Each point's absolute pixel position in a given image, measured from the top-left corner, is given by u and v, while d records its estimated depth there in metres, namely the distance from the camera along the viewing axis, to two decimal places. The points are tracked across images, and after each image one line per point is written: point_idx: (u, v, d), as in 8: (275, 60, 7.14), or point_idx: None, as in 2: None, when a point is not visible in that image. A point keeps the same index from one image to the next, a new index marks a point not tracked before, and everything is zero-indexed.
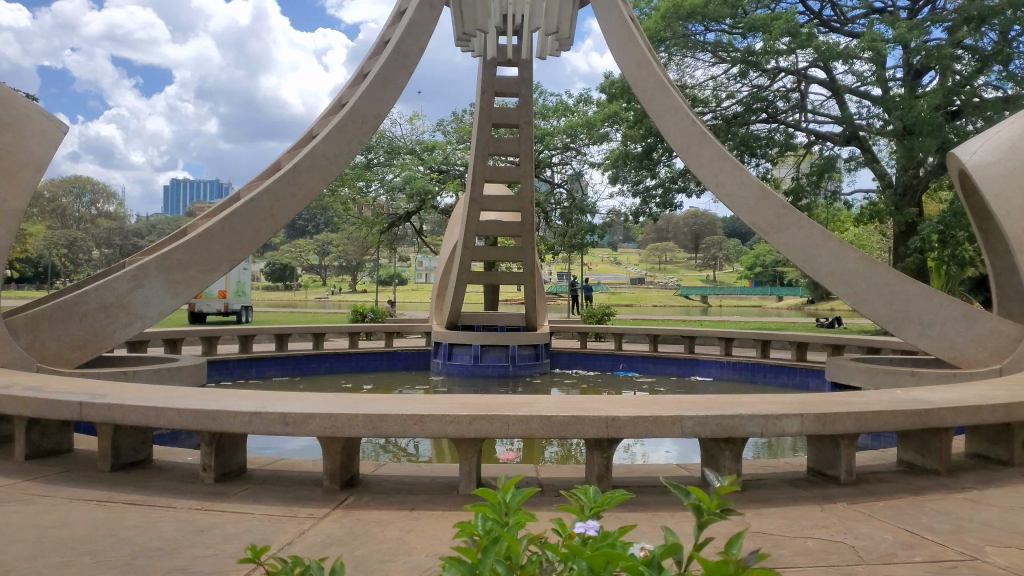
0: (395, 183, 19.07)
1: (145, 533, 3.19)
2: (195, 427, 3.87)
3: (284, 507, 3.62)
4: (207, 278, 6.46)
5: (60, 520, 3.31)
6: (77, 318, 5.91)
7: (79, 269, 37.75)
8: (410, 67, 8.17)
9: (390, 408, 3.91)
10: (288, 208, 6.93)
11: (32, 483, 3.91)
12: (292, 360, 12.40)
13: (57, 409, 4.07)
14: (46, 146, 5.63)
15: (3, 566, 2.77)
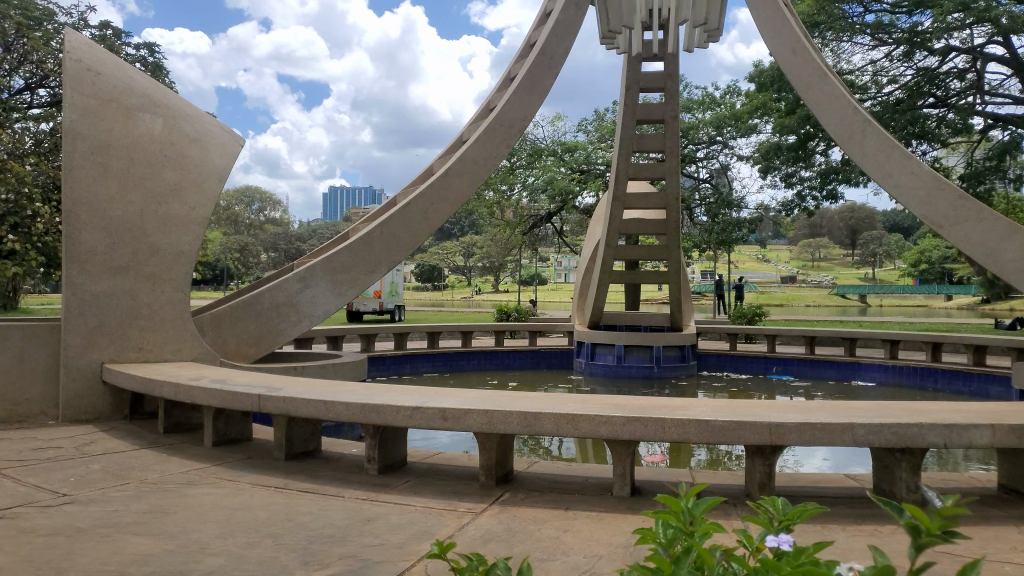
0: (537, 184, 19.25)
1: (319, 519, 3.39)
2: (361, 420, 4.07)
3: (444, 501, 3.73)
4: (368, 280, 6.79)
5: (243, 504, 3.58)
6: (253, 316, 6.40)
7: (249, 271, 41.08)
8: (556, 68, 8.20)
9: (545, 407, 3.92)
10: (441, 212, 7.15)
11: (220, 468, 4.27)
12: (442, 357, 12.85)
13: (239, 400, 4.41)
14: (226, 160, 6.22)
15: (200, 543, 3.03)
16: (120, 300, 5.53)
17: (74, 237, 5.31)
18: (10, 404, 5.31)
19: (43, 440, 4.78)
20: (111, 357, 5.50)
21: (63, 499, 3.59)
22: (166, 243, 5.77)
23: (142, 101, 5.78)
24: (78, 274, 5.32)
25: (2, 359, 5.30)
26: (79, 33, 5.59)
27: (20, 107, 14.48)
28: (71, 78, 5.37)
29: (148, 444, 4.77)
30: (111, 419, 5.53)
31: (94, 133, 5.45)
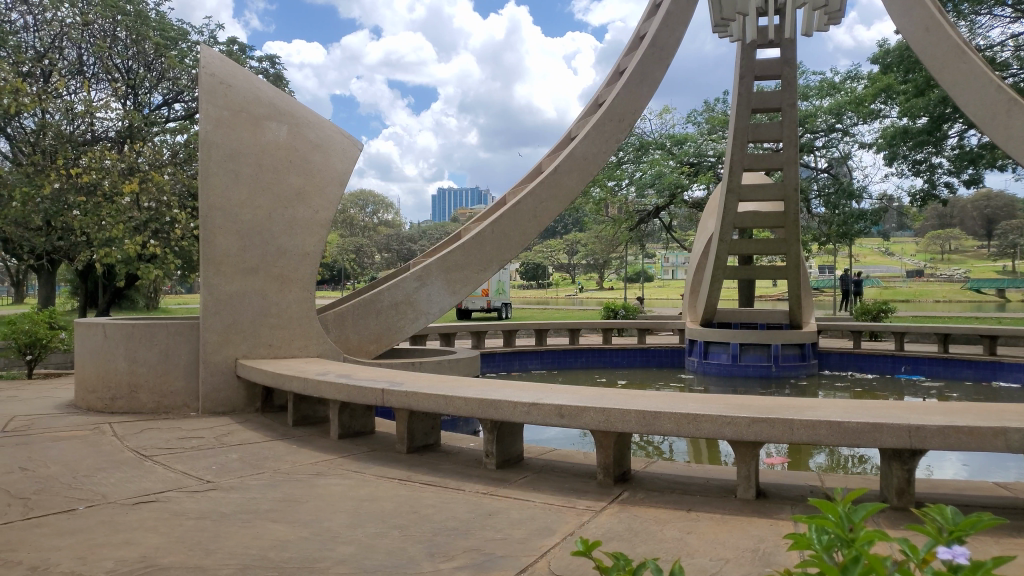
0: (645, 180, 18.92)
1: (442, 512, 3.46)
2: (479, 415, 4.12)
3: (563, 498, 3.72)
4: (481, 278, 6.89)
5: (370, 495, 3.71)
6: (374, 314, 6.63)
7: (364, 272, 42.63)
8: (667, 60, 8.01)
9: (665, 405, 3.84)
10: (551, 209, 7.14)
11: (346, 459, 4.43)
12: (551, 355, 12.90)
13: (363, 394, 4.57)
14: (346, 164, 6.45)
15: (332, 531, 3.16)
16: (252, 300, 5.85)
17: (210, 241, 5.65)
18: (158, 396, 5.75)
19: (186, 430, 5.14)
20: (244, 353, 5.83)
21: (207, 485, 3.83)
22: (293, 245, 6.06)
23: (270, 110, 6.06)
24: (214, 275, 5.66)
25: (151, 355, 5.74)
26: (213, 48, 5.92)
27: (159, 122, 15.59)
28: (206, 91, 5.70)
29: (280, 436, 5.02)
30: (245, 411, 5.86)
31: (227, 142, 5.78)
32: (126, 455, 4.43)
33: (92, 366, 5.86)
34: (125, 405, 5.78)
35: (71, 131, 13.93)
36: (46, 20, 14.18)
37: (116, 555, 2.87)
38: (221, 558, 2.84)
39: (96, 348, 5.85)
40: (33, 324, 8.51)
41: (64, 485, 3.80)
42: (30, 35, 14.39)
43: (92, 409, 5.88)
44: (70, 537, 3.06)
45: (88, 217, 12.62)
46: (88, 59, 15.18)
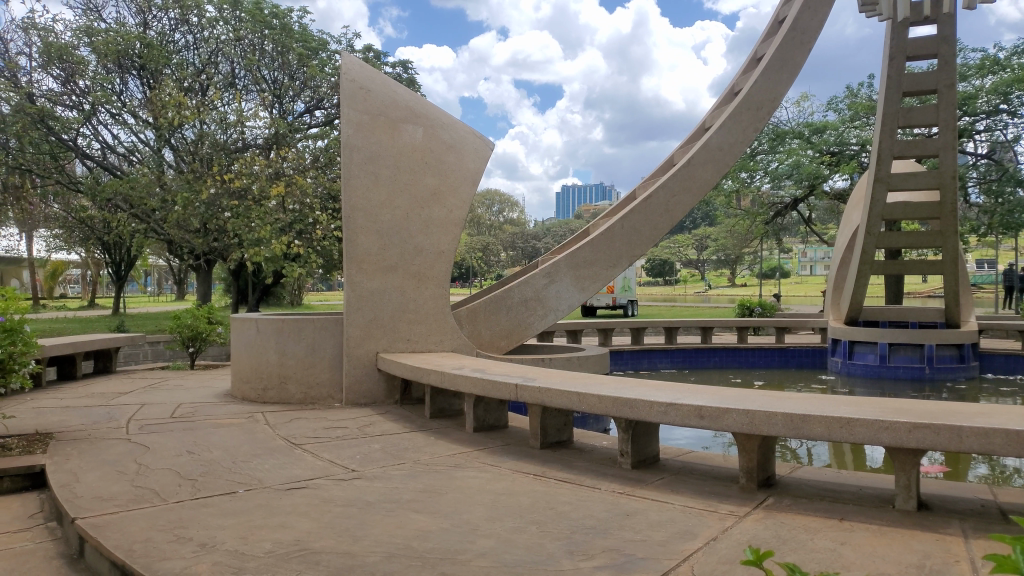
0: (781, 171, 18.07)
1: (578, 510, 3.43)
2: (614, 413, 4.06)
3: (703, 501, 3.60)
4: (612, 274, 6.81)
5: (507, 489, 3.74)
6: (504, 311, 6.69)
7: (491, 270, 43.39)
8: (810, 43, 7.54)
9: (814, 408, 3.62)
10: (684, 202, 6.94)
11: (482, 453, 4.49)
12: (682, 353, 12.62)
13: (498, 389, 4.62)
14: (479, 163, 6.52)
15: (472, 524, 3.20)
16: (391, 296, 6.06)
17: (352, 241, 5.90)
18: (304, 388, 6.08)
19: (332, 420, 5.39)
20: (384, 347, 6.05)
21: (353, 474, 4.00)
22: (429, 244, 6.23)
23: (406, 113, 6.23)
24: (357, 273, 5.91)
25: (298, 348, 6.07)
26: (354, 55, 6.16)
27: (302, 128, 16.48)
28: (347, 97, 5.95)
29: (418, 428, 5.17)
30: (384, 403, 6.08)
31: (367, 146, 6.01)
32: (279, 443, 4.70)
33: (247, 358, 6.29)
34: (275, 396, 6.16)
35: (225, 140, 14.98)
36: (205, 37, 15.74)
37: (273, 537, 3.04)
38: (368, 545, 2.95)
39: (250, 342, 6.27)
40: (195, 319, 9.26)
41: (225, 468, 4.08)
42: (191, 52, 16.06)
43: (247, 399, 6.32)
44: (233, 517, 3.28)
45: (240, 219, 13.68)
46: (240, 73, 16.45)
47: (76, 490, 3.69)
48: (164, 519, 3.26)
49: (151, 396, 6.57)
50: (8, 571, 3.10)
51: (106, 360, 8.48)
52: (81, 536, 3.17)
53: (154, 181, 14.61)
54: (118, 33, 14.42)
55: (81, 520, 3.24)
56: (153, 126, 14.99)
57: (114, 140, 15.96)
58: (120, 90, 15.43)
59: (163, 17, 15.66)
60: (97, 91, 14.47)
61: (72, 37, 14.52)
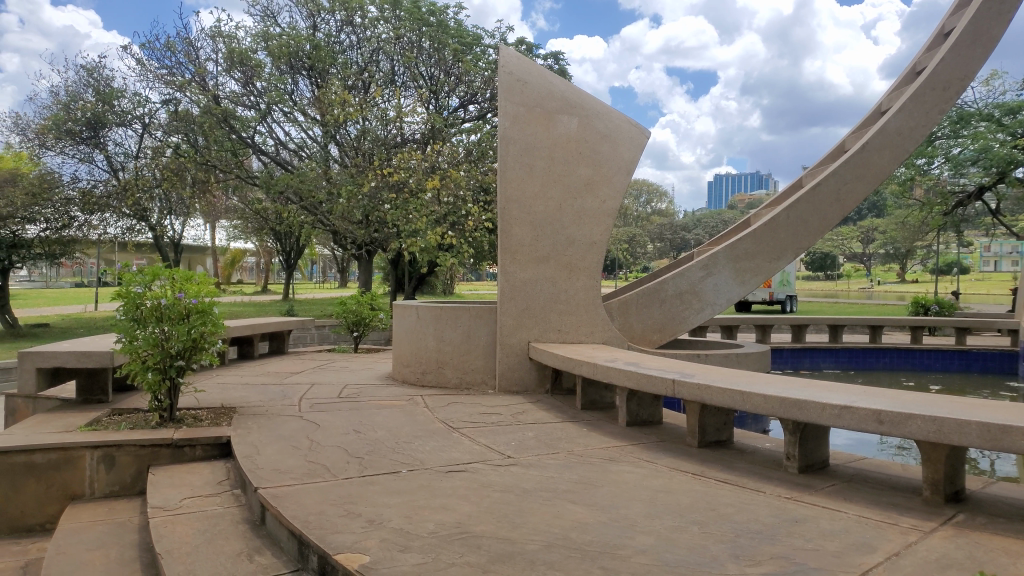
0: (964, 158, 16.43)
1: (742, 513, 3.28)
2: (781, 414, 3.85)
3: (882, 512, 3.34)
4: (774, 267, 6.48)
5: (665, 486, 3.64)
6: (658, 303, 6.51)
7: (638, 261, 42.87)
8: (1009, 13, 6.75)
9: (1017, 419, 3.19)
10: (856, 191, 6.47)
11: (637, 448, 4.42)
12: (847, 353, 11.86)
13: (654, 384, 4.50)
14: (635, 152, 6.34)
15: (631, 519, 3.14)
16: (543, 287, 6.07)
17: (506, 232, 5.97)
18: (461, 373, 6.28)
19: (486, 406, 5.51)
20: (536, 337, 6.09)
21: (509, 460, 4.05)
22: (581, 235, 6.17)
23: (562, 104, 6.19)
24: (511, 264, 5.97)
25: (455, 335, 6.27)
26: (511, 48, 6.19)
27: (456, 123, 16.90)
28: (505, 90, 5.99)
29: (571, 418, 5.16)
30: (536, 392, 6.13)
31: (522, 138, 6.03)
32: (438, 426, 4.86)
33: (408, 343, 6.58)
34: (434, 379, 6.41)
35: (385, 136, 15.68)
36: (367, 37, 16.51)
37: (436, 518, 3.13)
38: (527, 533, 2.97)
39: (411, 328, 6.55)
40: (360, 306, 9.79)
41: (389, 449, 4.26)
42: (355, 52, 16.90)
43: (407, 381, 6.61)
44: (399, 496, 3.41)
45: (399, 212, 14.46)
46: (399, 70, 17.12)
47: (257, 461, 3.99)
48: (336, 494, 3.45)
49: (321, 376, 7.01)
50: (202, 531, 3.40)
51: (280, 341, 9.14)
52: (263, 504, 3.42)
53: (321, 175, 15.58)
54: (290, 36, 15.48)
55: (263, 489, 3.50)
56: (320, 123, 15.94)
57: (286, 137, 17.12)
58: (292, 90, 16.51)
59: (330, 20, 16.60)
60: (272, 91, 15.58)
61: (251, 42, 15.75)
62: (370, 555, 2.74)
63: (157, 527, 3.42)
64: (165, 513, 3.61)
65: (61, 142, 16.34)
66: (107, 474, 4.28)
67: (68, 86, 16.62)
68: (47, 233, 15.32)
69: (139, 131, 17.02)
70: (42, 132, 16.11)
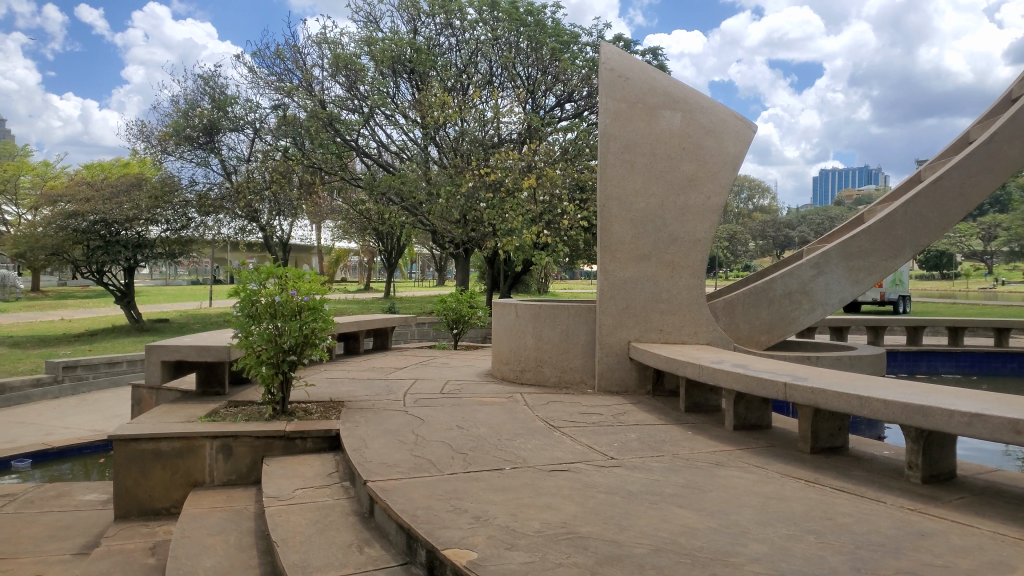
0: None
1: (863, 525, 3.10)
2: (903, 421, 3.61)
3: (1019, 530, 3.08)
4: (891, 266, 6.13)
5: (777, 493, 3.50)
6: (765, 304, 6.28)
7: (739, 260, 41.66)
8: None
9: None
10: (983, 183, 6.04)
11: (746, 453, 4.26)
12: (969, 358, 11.12)
13: (763, 387, 4.33)
14: (740, 147, 6.12)
15: (742, 526, 3.03)
16: (645, 285, 5.96)
17: (606, 229, 5.91)
18: (559, 371, 6.26)
19: (586, 405, 5.47)
20: (637, 336, 5.98)
21: (613, 461, 3.99)
22: (684, 232, 6.01)
23: (664, 99, 6.06)
24: (611, 261, 5.90)
25: (554, 333, 6.25)
26: (613, 45, 6.12)
27: (553, 121, 16.87)
28: (606, 86, 5.93)
29: (674, 420, 5.05)
30: (637, 393, 6.02)
31: (624, 134, 5.94)
32: (539, 424, 4.85)
33: (508, 341, 6.63)
34: (533, 377, 6.43)
35: (483, 136, 15.85)
36: (466, 39, 16.72)
37: (541, 517, 3.12)
38: (634, 536, 2.91)
39: (511, 326, 6.60)
40: (460, 303, 9.93)
41: (492, 445, 4.29)
42: (455, 53, 17.16)
43: (506, 379, 6.66)
44: (503, 494, 3.42)
45: (495, 211, 14.60)
46: (497, 70, 17.26)
47: (365, 454, 4.09)
48: (442, 489, 3.49)
49: (423, 372, 7.15)
50: (314, 521, 3.51)
51: (383, 337, 9.38)
52: (373, 497, 3.50)
53: (421, 176, 15.91)
54: (392, 41, 15.90)
55: (372, 482, 3.58)
56: (420, 125, 16.28)
57: (388, 139, 17.56)
58: (394, 93, 16.93)
59: (430, 23, 16.93)
60: (374, 95, 16.01)
61: (355, 48, 16.27)
62: (477, 551, 2.75)
63: (273, 515, 3.57)
64: (280, 503, 3.75)
65: (181, 147, 17.47)
66: (225, 463, 4.49)
67: (188, 95, 17.68)
68: (167, 234, 16.31)
69: (251, 135, 17.88)
70: (164, 138, 17.32)
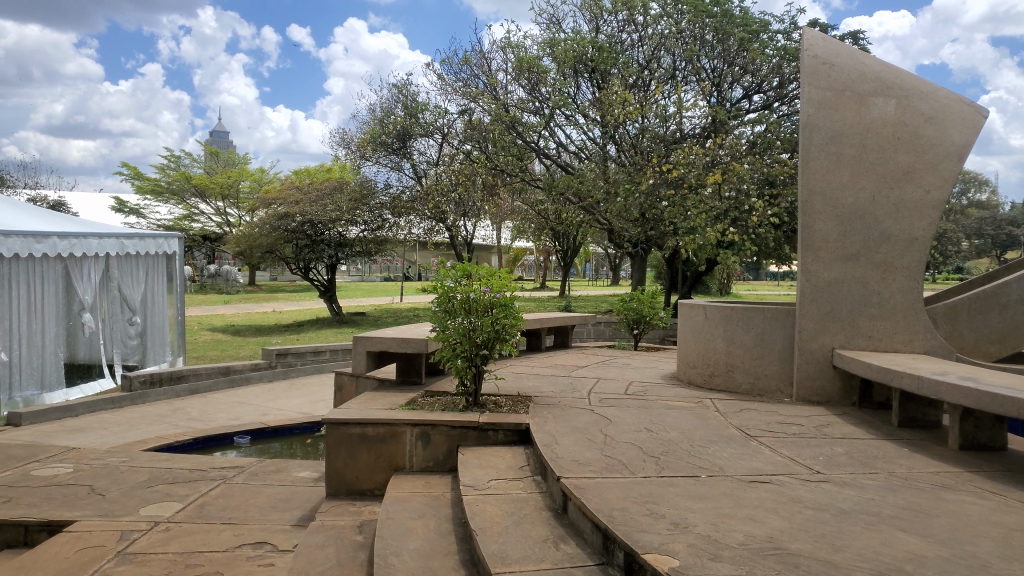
0: None
1: None
2: None
3: None
4: None
5: (1020, 525, 3.09)
6: (997, 310, 5.63)
7: (950, 262, 37.65)
8: None
9: None
10: None
11: (978, 477, 3.81)
12: None
13: (1000, 404, 3.84)
14: (967, 134, 5.45)
15: (982, 560, 2.71)
16: (852, 287, 5.54)
17: (809, 227, 5.55)
18: (752, 378, 5.99)
19: (784, 415, 5.17)
20: (841, 343, 5.56)
21: (819, 476, 3.73)
22: (899, 229, 5.50)
23: (876, 86, 5.59)
24: (812, 261, 5.55)
25: (747, 337, 5.98)
26: (817, 30, 5.74)
27: (740, 113, 16.18)
28: (809, 74, 5.57)
29: (886, 436, 4.63)
30: (841, 404, 5.59)
31: (829, 125, 5.55)
32: (733, 432, 4.65)
33: (696, 343, 6.45)
34: (722, 383, 6.20)
35: (664, 133, 15.57)
36: (649, 35, 16.51)
37: (744, 529, 2.98)
38: (851, 557, 2.69)
39: (700, 328, 6.40)
40: (640, 303, 9.79)
41: (685, 451, 4.16)
42: (637, 50, 17.01)
43: (694, 383, 6.48)
44: (701, 502, 3.30)
45: (677, 208, 14.27)
46: (680, 65, 16.85)
47: (557, 450, 4.12)
48: (636, 491, 3.43)
49: (607, 372, 7.12)
50: (511, 513, 3.58)
51: (564, 335, 9.45)
52: (567, 494, 3.51)
53: (600, 175, 15.92)
54: (575, 41, 16.01)
55: (566, 479, 3.60)
56: (600, 124, 16.25)
57: (568, 139, 17.71)
58: (575, 93, 17.06)
59: (612, 21, 16.89)
60: (556, 96, 16.21)
61: (538, 50, 16.59)
62: (679, 559, 2.66)
63: (470, 504, 3.68)
64: (476, 492, 3.87)
65: (376, 153, 18.69)
66: (424, 450, 4.71)
67: (383, 104, 18.91)
68: (365, 233, 17.33)
69: (439, 140, 18.80)
70: (362, 144, 18.64)
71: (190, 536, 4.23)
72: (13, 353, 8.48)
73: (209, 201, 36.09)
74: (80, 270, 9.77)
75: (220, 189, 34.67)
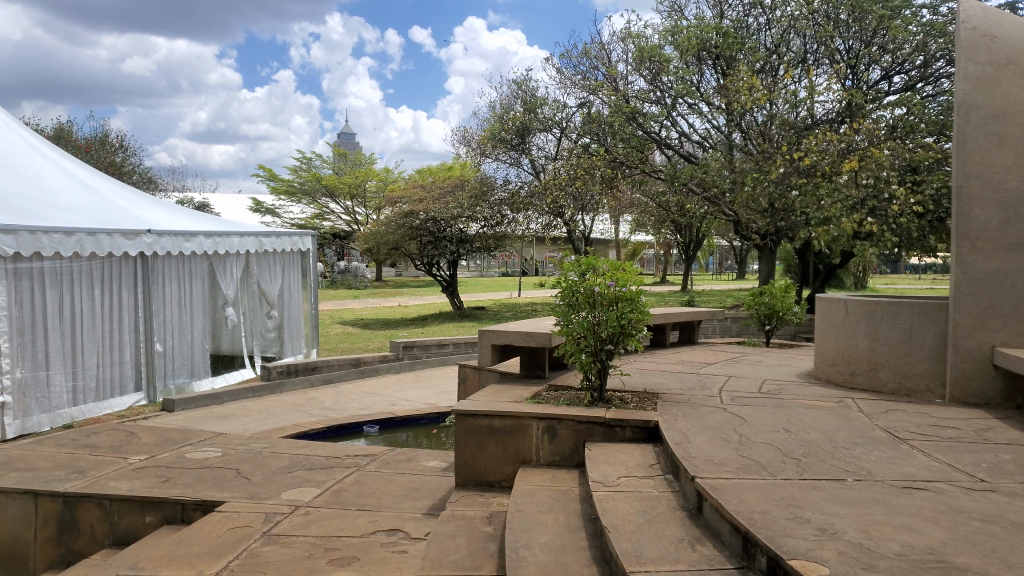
0: None
1: None
2: None
3: None
4: None
5: None
6: None
7: None
8: None
9: None
10: None
11: None
12: None
13: None
14: None
15: None
16: (1016, 280, 5.06)
17: (966, 214, 5.10)
18: (899, 377, 5.59)
19: (937, 417, 4.79)
20: (1003, 340, 5.10)
21: (984, 484, 3.41)
22: None
23: None
24: (969, 252, 5.10)
25: (893, 333, 5.60)
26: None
27: (878, 96, 15.21)
28: (966, 47, 5.12)
29: None
30: (1002, 407, 5.12)
31: (990, 102, 5.08)
32: (880, 434, 4.35)
33: (834, 339, 6.10)
34: (865, 382, 5.83)
35: (795, 119, 14.85)
36: (778, 17, 15.82)
37: (901, 538, 2.76)
38: None
39: (839, 323, 6.04)
40: (772, 298, 9.38)
41: (828, 453, 3.93)
42: (764, 34, 16.32)
43: (832, 382, 6.14)
44: (850, 507, 3.10)
45: (810, 198, 13.61)
46: (812, 47, 16.03)
47: (689, 449, 4.00)
48: (777, 494, 3.27)
49: (736, 369, 6.86)
50: (642, 511, 3.50)
51: (690, 330, 9.20)
52: (703, 494, 3.39)
53: (725, 165, 15.42)
54: (698, 28, 15.58)
55: (700, 479, 3.48)
56: (725, 111, 15.72)
57: (690, 129, 17.24)
58: (698, 81, 16.62)
59: (738, 5, 16.33)
60: (679, 85, 15.84)
61: (659, 39, 16.25)
62: (830, 567, 2.50)
63: (600, 501, 3.63)
64: (606, 488, 3.81)
65: (496, 150, 18.90)
66: (551, 444, 4.70)
67: (503, 100, 19.14)
68: (485, 230, 17.51)
69: (558, 135, 18.81)
70: (483, 142, 18.93)
71: (329, 520, 4.41)
72: (167, 343, 9.21)
73: (338, 201, 37.77)
74: (223, 266, 10.45)
75: (348, 188, 36.21)
